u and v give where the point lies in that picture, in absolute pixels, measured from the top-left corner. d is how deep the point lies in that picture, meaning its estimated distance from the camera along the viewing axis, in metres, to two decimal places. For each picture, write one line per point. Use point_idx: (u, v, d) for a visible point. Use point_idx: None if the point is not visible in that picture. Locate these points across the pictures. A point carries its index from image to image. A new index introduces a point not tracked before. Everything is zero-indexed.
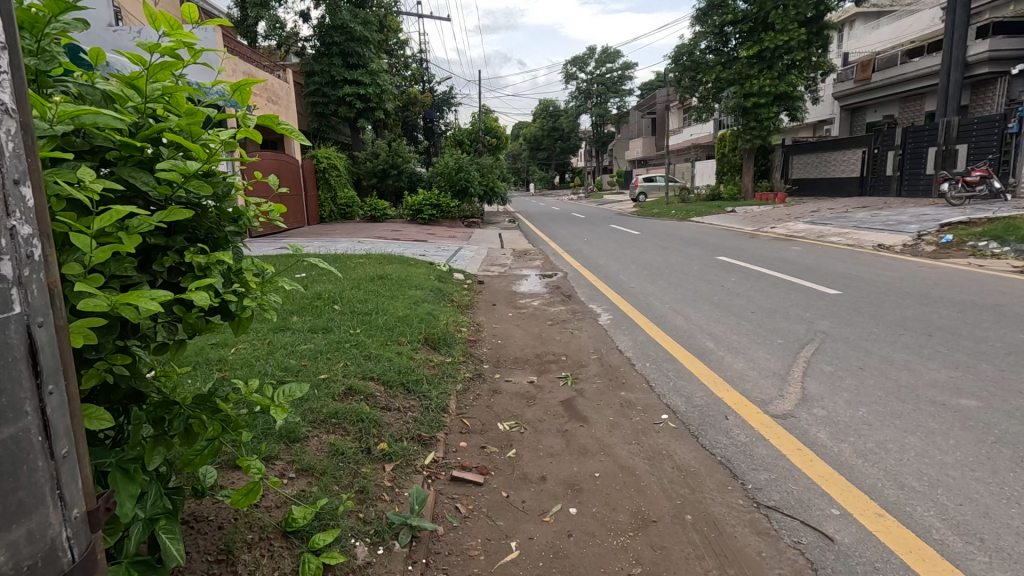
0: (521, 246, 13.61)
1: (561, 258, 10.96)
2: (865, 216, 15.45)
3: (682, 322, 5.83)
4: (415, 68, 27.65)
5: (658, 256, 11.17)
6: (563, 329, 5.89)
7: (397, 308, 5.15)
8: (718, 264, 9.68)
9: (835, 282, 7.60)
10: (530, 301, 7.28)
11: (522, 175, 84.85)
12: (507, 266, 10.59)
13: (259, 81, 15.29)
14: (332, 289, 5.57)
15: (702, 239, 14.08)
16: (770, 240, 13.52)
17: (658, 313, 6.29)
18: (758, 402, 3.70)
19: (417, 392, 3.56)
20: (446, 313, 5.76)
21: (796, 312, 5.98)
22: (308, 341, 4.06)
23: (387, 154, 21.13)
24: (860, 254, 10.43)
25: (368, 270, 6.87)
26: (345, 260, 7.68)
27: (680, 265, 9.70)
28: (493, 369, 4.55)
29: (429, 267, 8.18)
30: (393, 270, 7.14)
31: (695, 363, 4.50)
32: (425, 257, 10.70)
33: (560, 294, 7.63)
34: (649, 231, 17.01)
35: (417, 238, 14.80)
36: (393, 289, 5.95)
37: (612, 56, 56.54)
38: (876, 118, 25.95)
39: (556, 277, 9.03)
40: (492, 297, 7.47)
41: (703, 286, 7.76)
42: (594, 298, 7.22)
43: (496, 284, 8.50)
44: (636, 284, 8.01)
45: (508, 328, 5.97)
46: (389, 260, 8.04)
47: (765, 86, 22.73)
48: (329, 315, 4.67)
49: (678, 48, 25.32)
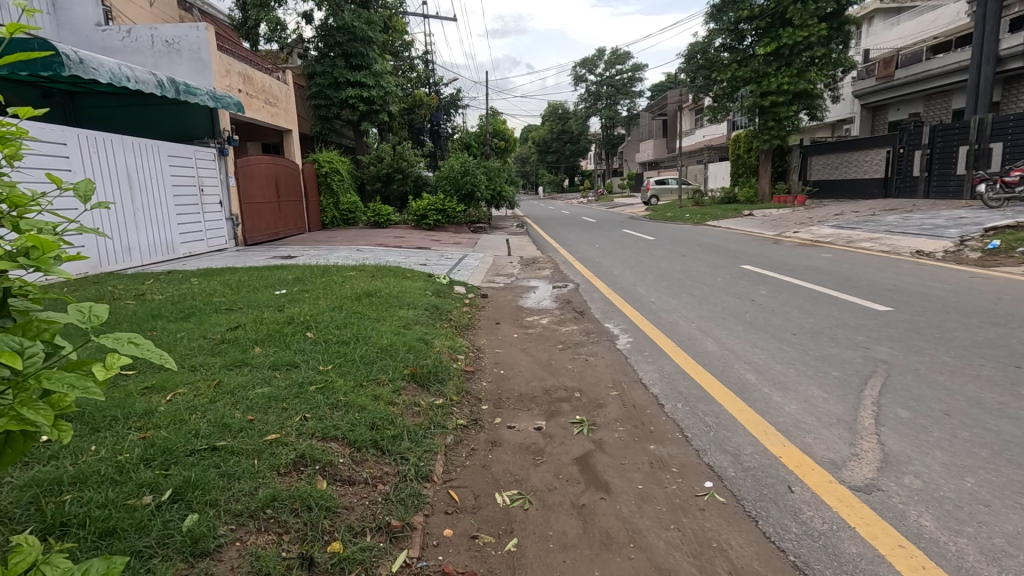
0: (529, 253, 12.91)
1: (572, 267, 10.19)
2: (894, 220, 14.55)
3: (714, 347, 5.04)
4: (422, 69, 27.08)
5: (676, 264, 10.38)
6: (575, 354, 5.13)
7: (382, 334, 4.42)
8: (744, 273, 8.86)
9: (882, 296, 6.75)
10: (538, 319, 6.54)
11: (531, 178, 84.16)
12: (514, 275, 9.88)
13: (256, 82, 14.72)
14: (311, 311, 4.87)
15: (721, 245, 13.27)
16: (794, 246, 12.67)
17: (685, 335, 5.50)
18: (826, 464, 2.90)
19: (393, 454, 2.82)
20: (441, 336, 5.01)
21: (846, 334, 5.16)
22: (265, 382, 3.34)
23: (392, 157, 20.54)
24: (897, 261, 9.59)
25: (357, 285, 6.16)
26: (336, 274, 7.00)
27: (703, 275, 8.87)
28: (493, 412, 3.79)
29: (427, 279, 7.47)
30: (386, 285, 6.41)
31: (737, 404, 3.73)
32: (425, 267, 9.97)
33: (571, 309, 6.88)
34: (665, 236, 16.22)
35: (420, 245, 14.15)
36: (382, 308, 5.22)
37: (621, 57, 55.78)
38: (899, 117, 24.90)
39: (567, 289, 8.27)
40: (496, 314, 6.74)
41: (731, 300, 6.95)
42: (610, 315, 6.45)
43: (501, 298, 7.76)
44: (656, 298, 7.23)
45: (512, 353, 5.20)
46: (384, 273, 7.32)
47: (783, 83, 21.78)
48: (298, 346, 3.94)
49: (691, 46, 24.59)
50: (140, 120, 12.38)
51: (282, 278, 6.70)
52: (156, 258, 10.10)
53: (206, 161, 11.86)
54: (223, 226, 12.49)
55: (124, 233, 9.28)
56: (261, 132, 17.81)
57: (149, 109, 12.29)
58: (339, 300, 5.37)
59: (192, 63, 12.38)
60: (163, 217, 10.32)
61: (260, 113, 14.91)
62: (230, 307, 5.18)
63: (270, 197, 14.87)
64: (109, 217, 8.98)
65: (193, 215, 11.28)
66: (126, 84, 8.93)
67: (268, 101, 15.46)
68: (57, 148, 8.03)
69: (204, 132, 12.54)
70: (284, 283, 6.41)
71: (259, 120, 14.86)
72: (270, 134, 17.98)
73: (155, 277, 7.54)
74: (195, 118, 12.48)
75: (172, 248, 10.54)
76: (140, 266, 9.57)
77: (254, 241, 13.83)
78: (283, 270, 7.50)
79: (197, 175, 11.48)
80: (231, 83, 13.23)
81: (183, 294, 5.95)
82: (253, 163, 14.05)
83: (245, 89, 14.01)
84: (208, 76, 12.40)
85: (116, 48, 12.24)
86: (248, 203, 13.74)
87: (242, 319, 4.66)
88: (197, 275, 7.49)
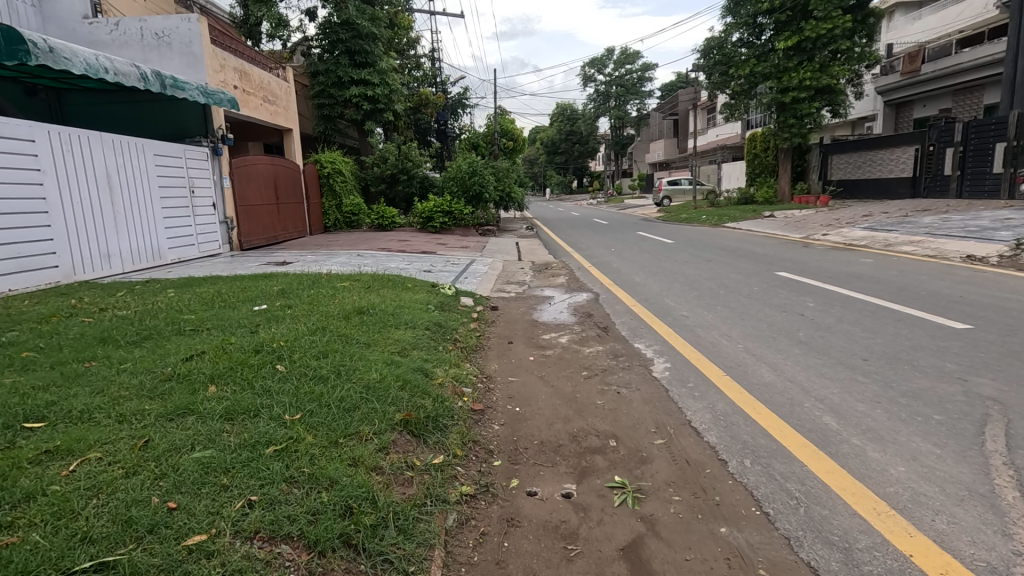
0: (541, 258, 12.10)
1: (589, 274, 9.36)
2: (932, 221, 13.60)
3: (772, 377, 4.18)
4: (428, 67, 26.36)
5: (704, 270, 9.50)
6: (603, 385, 4.29)
7: (372, 365, 3.62)
8: (781, 281, 8.00)
9: (953, 309, 5.86)
10: (556, 337, 5.70)
11: (539, 179, 83.26)
12: (526, 283, 9.03)
13: (253, 78, 14.00)
14: (289, 334, 4.07)
15: (747, 249, 12.36)
16: (826, 250, 11.74)
17: (733, 360, 4.64)
18: (983, 572, 2.06)
19: (371, 558, 2.01)
20: (443, 364, 4.20)
21: (930, 360, 4.30)
22: (209, 440, 2.54)
23: (397, 158, 19.77)
24: (949, 267, 8.66)
25: (349, 299, 5.38)
26: (329, 284, 6.21)
27: (737, 284, 8.01)
28: (508, 472, 2.96)
29: (430, 290, 6.68)
30: (383, 299, 5.63)
31: (827, 464, 2.88)
32: (429, 275, 9.18)
33: (594, 325, 6.04)
34: (683, 239, 15.34)
35: (424, 250, 13.38)
36: (375, 330, 4.43)
37: (631, 56, 54.80)
38: (925, 114, 23.81)
39: (587, 300, 7.46)
40: (508, 331, 5.91)
41: (776, 315, 6.09)
42: (640, 334, 5.60)
43: (514, 310, 6.96)
44: (688, 312, 6.38)
45: (529, 382, 4.37)
46: (381, 283, 6.53)
47: (805, 78, 20.79)
48: (262, 385, 3.14)
49: (707, 41, 23.69)
50: (131, 118, 11.68)
51: (265, 291, 5.93)
52: (141, 265, 9.39)
53: (197, 161, 11.15)
54: (217, 230, 11.78)
55: (103, 238, 8.56)
56: (261, 131, 17.11)
57: (140, 107, 11.60)
58: (327, 319, 4.58)
59: (183, 57, 11.66)
60: (149, 221, 9.61)
61: (257, 111, 14.20)
62: (197, 329, 4.39)
63: (269, 200, 14.12)
64: (86, 221, 8.27)
65: (184, 219, 10.57)
66: (103, 76, 8.22)
67: (266, 99, 14.72)
68: (25, 146, 7.31)
69: (197, 130, 11.81)
70: (266, 296, 5.63)
71: (256, 118, 14.13)
72: (270, 133, 17.27)
73: (130, 288, 6.82)
74: (188, 116, 11.74)
75: (159, 253, 9.83)
76: (121, 274, 8.85)
77: (250, 245, 13.09)
78: (269, 280, 6.74)
79: (187, 175, 10.74)
80: (226, 78, 12.52)
81: (149, 309, 5.19)
82: (250, 163, 13.33)
83: (241, 85, 13.28)
84: (201, 70, 11.68)
85: (105, 42, 11.59)
86: (244, 205, 13.00)
87: (203, 346, 3.87)
88: (176, 285, 6.75)
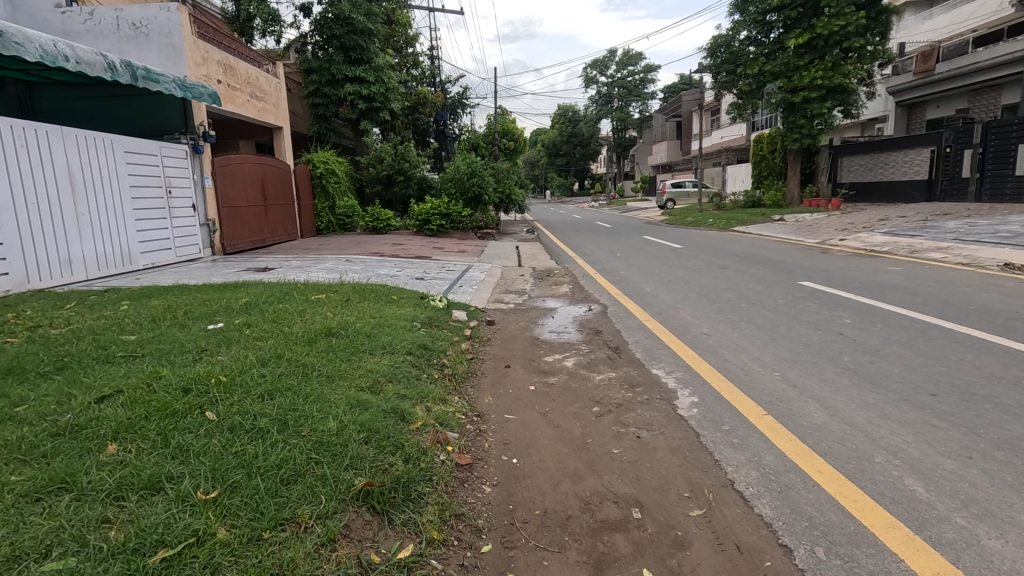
0: (543, 264, 11.41)
1: (595, 283, 8.65)
2: (956, 226, 12.87)
3: (826, 418, 3.42)
4: (427, 66, 25.66)
5: (720, 279, 8.77)
6: (619, 427, 3.54)
7: (332, 410, 2.87)
8: (808, 292, 7.28)
9: (1015, 328, 5.12)
10: (560, 360, 4.95)
11: (540, 182, 82.54)
12: (526, 293, 8.30)
13: (240, 73, 13.30)
14: (236, 366, 3.30)
15: (761, 255, 11.60)
16: (847, 256, 11.00)
17: (773, 393, 3.89)
18: None
19: None
20: (425, 403, 3.45)
21: (1016, 397, 3.55)
22: (75, 540, 1.79)
23: (393, 158, 19.01)
24: (990, 276, 7.92)
25: (320, 316, 4.62)
26: (301, 297, 5.47)
27: (759, 295, 7.28)
28: (500, 564, 2.21)
29: (419, 303, 5.95)
30: (360, 315, 4.87)
31: (933, 561, 2.12)
32: (421, 284, 8.45)
33: (604, 346, 5.30)
34: (692, 244, 14.61)
35: (420, 254, 12.64)
36: (343, 358, 3.67)
37: (634, 57, 54.13)
38: (938, 115, 23.09)
39: (594, 313, 6.74)
40: (505, 352, 5.15)
41: (812, 333, 5.36)
42: (658, 357, 4.85)
43: (512, 325, 6.24)
44: (710, 330, 5.64)
45: (529, 422, 3.62)
46: (362, 295, 5.77)
47: (816, 77, 20.07)
48: (179, 444, 2.38)
49: (714, 39, 22.99)
50: (105, 112, 10.94)
51: (227, 305, 5.18)
52: (108, 270, 8.65)
53: (175, 159, 10.42)
54: (197, 233, 11.06)
55: (63, 241, 7.82)
56: (250, 129, 16.41)
57: (114, 101, 10.85)
58: (289, 343, 3.84)
59: (162, 49, 10.96)
60: (118, 223, 8.87)
61: (244, 107, 13.50)
62: (128, 355, 3.63)
63: (255, 201, 13.40)
64: (42, 223, 7.52)
65: (158, 221, 9.83)
66: (63, 64, 7.51)
67: (253, 95, 14.03)
68: None
69: (176, 125, 11.10)
70: (227, 312, 4.87)
71: (242, 114, 13.43)
72: (260, 132, 16.55)
73: (82, 298, 6.11)
74: (165, 111, 11.00)
75: (130, 258, 9.10)
76: (84, 281, 8.11)
77: (234, 249, 12.36)
78: (237, 292, 5.99)
79: (163, 174, 10.02)
80: (209, 72, 11.82)
81: (86, 327, 4.43)
82: (235, 162, 12.62)
83: (226, 80, 12.59)
84: (181, 64, 10.99)
85: (79, 33, 10.91)
86: (228, 207, 12.30)
87: (125, 379, 3.10)
88: (132, 297, 6.01)
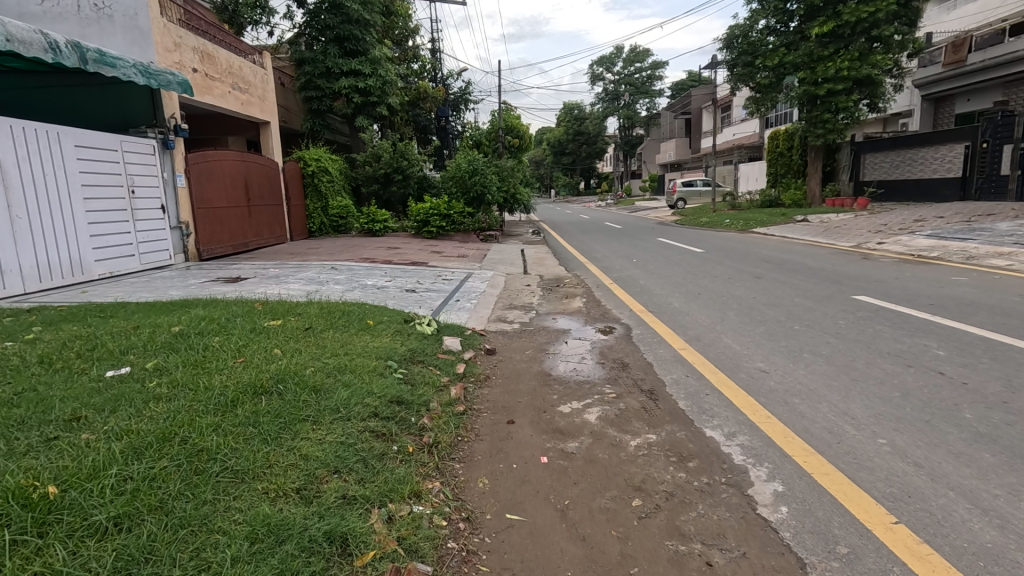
0: (552, 271, 10.25)
1: (613, 297, 7.51)
2: (1010, 228, 11.59)
3: (998, 537, 2.23)
4: (429, 59, 24.48)
5: (758, 291, 7.58)
6: (675, 540, 2.37)
7: (215, 563, 1.73)
8: (871, 310, 6.09)
9: None
10: (580, 413, 3.75)
11: (546, 181, 81.20)
12: (534, 308, 7.15)
13: (218, 61, 12.13)
14: (88, 459, 2.13)
15: (795, 261, 10.39)
16: (894, 262, 9.77)
17: (891, 479, 2.69)
18: None
19: None
20: (385, 509, 2.30)
21: None
22: None
23: (391, 155, 17.87)
24: None
25: (263, 357, 3.48)
26: (250, 324, 4.31)
27: (814, 314, 6.08)
28: None
29: (401, 329, 4.78)
30: (317, 354, 3.73)
31: None
32: (412, 298, 7.31)
33: (636, 391, 4.11)
34: (713, 247, 13.42)
35: (415, 260, 11.49)
36: (271, 435, 2.51)
37: (642, 54, 52.77)
38: (969, 108, 21.75)
39: (617, 338, 5.59)
40: (507, 398, 3.98)
41: (903, 371, 4.17)
42: (710, 409, 3.67)
43: (518, 353, 5.09)
44: (768, 366, 4.44)
45: (541, 531, 2.45)
46: (328, 321, 4.58)
47: (842, 68, 18.79)
48: None
49: (731, 29, 21.84)
50: (68, 102, 9.80)
51: (149, 338, 4.00)
52: (51, 282, 7.54)
53: (139, 154, 9.31)
54: (167, 237, 9.96)
55: None
56: (236, 124, 15.30)
57: (78, 91, 9.66)
58: (196, 408, 2.68)
59: (127, 32, 9.83)
60: (65, 228, 7.77)
61: (224, 99, 12.35)
62: None
63: (238, 201, 12.29)
64: None
65: (118, 225, 8.74)
66: None
67: (235, 86, 12.86)
68: None
69: (144, 118, 9.99)
70: (142, 350, 3.69)
71: (222, 107, 12.29)
72: (246, 126, 15.43)
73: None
74: (133, 104, 9.88)
75: (80, 267, 8.01)
76: (21, 295, 7.02)
77: (212, 254, 11.22)
78: (178, 315, 4.83)
79: (124, 171, 8.91)
80: (181, 59, 10.70)
81: None
82: (214, 159, 11.51)
83: (202, 69, 11.43)
84: (148, 49, 9.87)
85: (34, 15, 9.69)
86: (206, 209, 11.20)
87: None
88: (49, 320, 4.84)
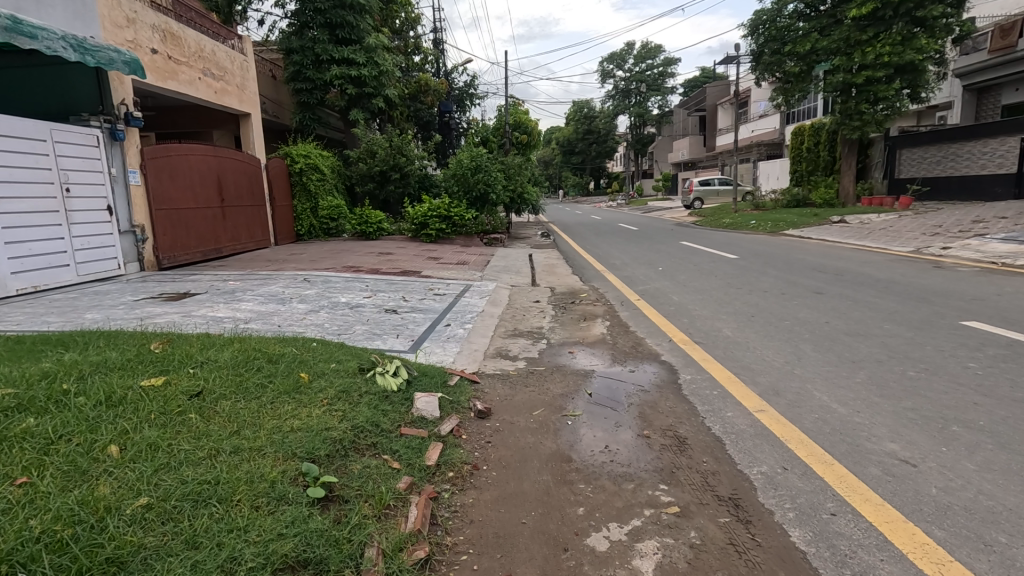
0: (565, 284, 8.69)
1: (644, 321, 5.95)
2: None
3: None
4: (430, 51, 22.99)
5: (830, 313, 5.96)
6: None
7: None
8: (1003, 344, 4.48)
9: None
10: (627, 556, 2.20)
11: (554, 182, 79.53)
12: (544, 335, 5.60)
13: (186, 43, 10.68)
14: None
15: (854, 271, 8.75)
16: (977, 272, 8.14)
17: None
18: None
19: None
20: None
21: None
22: None
23: (387, 151, 16.40)
24: None
25: (62, 478, 1.95)
26: (109, 386, 2.78)
27: (924, 351, 4.47)
28: None
29: (349, 387, 3.24)
30: (180, 458, 2.19)
31: None
32: (388, 321, 5.79)
33: (711, 502, 2.55)
34: (748, 252, 11.81)
35: (406, 268, 9.98)
36: None
37: (653, 49, 51.03)
38: (1017, 99, 19.94)
39: (660, 386, 4.02)
40: (505, 520, 2.42)
41: None
42: (855, 560, 2.10)
43: (522, 417, 3.53)
44: (910, 453, 2.85)
45: None
46: (239, 379, 3.06)
47: (883, 54, 17.10)
48: None
49: (757, 15, 20.27)
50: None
51: None
52: None
53: (76, 145, 7.86)
54: (115, 243, 8.54)
55: None
56: (216, 117, 13.90)
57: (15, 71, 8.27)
58: None
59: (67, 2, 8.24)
60: None
61: (193, 86, 10.91)
62: None
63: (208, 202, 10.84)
64: None
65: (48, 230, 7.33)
66: None
67: (207, 71, 11.41)
68: None
69: (86, 101, 8.35)
70: None
71: (190, 95, 10.85)
72: (227, 120, 14.04)
73: None
74: (78, 86, 8.33)
75: None
76: None
77: (174, 263, 9.78)
78: (28, 363, 3.30)
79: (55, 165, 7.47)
80: (136, 37, 9.27)
81: None
82: (178, 153, 10.05)
83: (164, 50, 10.01)
84: (92, 23, 8.41)
85: None
86: (168, 210, 9.75)
87: None
88: None
